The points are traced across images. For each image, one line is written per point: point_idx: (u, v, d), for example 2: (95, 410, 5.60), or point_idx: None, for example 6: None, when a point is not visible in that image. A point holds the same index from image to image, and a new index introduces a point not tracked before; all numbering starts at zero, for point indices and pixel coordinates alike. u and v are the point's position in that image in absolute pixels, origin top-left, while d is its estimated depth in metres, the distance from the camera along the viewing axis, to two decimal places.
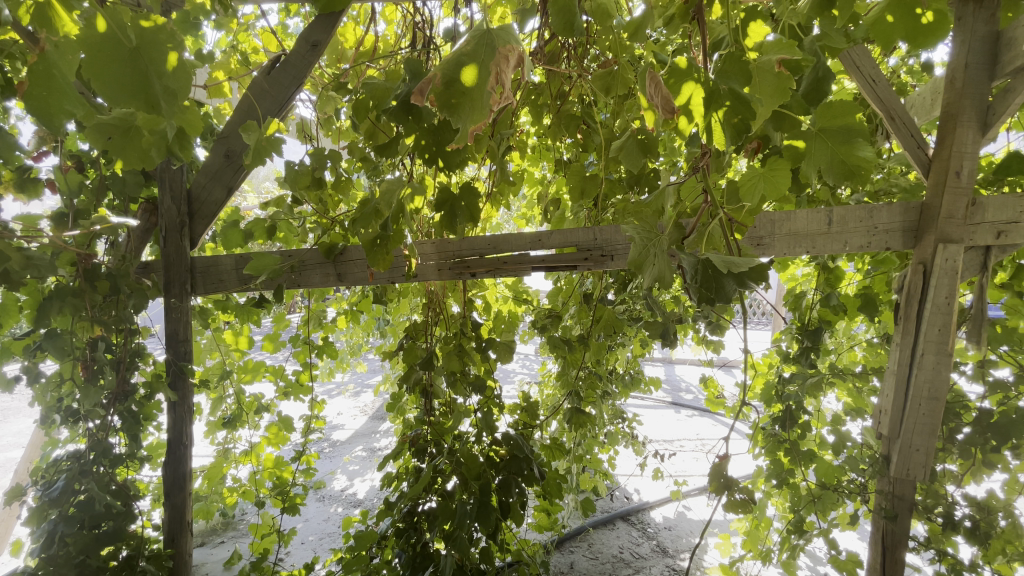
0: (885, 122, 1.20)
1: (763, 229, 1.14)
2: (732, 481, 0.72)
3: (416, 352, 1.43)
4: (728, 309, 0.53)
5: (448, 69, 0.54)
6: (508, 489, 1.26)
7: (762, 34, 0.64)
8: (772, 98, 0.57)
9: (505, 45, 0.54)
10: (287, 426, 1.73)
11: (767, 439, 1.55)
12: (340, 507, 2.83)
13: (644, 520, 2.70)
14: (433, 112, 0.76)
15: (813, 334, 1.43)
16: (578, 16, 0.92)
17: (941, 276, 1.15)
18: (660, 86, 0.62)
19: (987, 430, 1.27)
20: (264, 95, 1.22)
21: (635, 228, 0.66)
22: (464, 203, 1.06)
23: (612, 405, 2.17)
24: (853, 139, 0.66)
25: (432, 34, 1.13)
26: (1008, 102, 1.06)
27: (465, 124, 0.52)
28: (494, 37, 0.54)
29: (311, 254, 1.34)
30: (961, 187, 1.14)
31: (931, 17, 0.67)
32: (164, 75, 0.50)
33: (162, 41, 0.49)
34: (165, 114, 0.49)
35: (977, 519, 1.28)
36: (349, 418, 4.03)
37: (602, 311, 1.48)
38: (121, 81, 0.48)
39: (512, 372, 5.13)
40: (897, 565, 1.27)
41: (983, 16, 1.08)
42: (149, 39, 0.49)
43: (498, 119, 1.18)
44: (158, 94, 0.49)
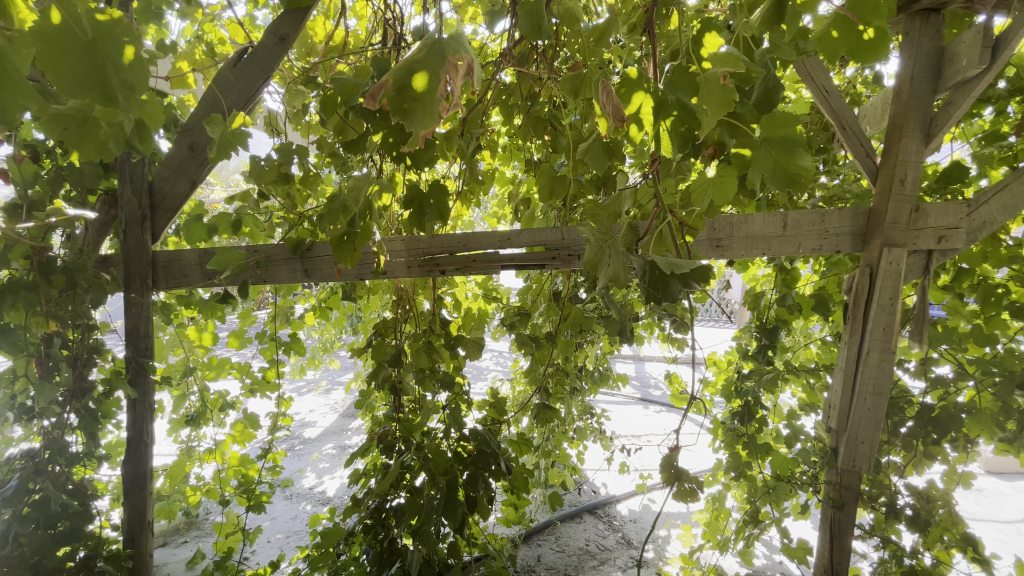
0: (838, 131, 1.26)
1: (721, 231, 1.18)
2: (682, 471, 0.76)
3: (385, 349, 1.42)
4: (674, 308, 0.56)
5: (401, 75, 0.55)
6: (475, 484, 1.28)
7: (716, 47, 0.65)
8: (718, 109, 0.56)
9: (455, 54, 0.56)
10: (253, 424, 1.71)
11: (727, 434, 1.62)
12: (309, 504, 2.80)
13: (611, 513, 2.75)
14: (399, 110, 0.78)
15: (770, 332, 1.50)
16: (546, 20, 0.93)
17: (887, 278, 1.21)
18: (611, 95, 0.61)
19: (928, 423, 1.34)
20: (230, 88, 1.20)
21: (591, 230, 0.69)
22: (433, 200, 1.06)
23: (581, 401, 2.21)
24: (795, 149, 0.69)
25: (402, 32, 1.13)
26: (949, 115, 1.13)
27: (415, 129, 0.53)
28: (445, 46, 0.56)
29: (277, 249, 1.33)
30: (905, 195, 1.20)
31: (872, 32, 0.70)
32: (120, 69, 0.50)
33: (118, 34, 0.49)
34: (121, 108, 0.49)
35: (918, 507, 1.35)
36: (320, 416, 3.99)
37: (569, 309, 1.51)
38: (76, 74, 0.47)
39: (486, 369, 5.16)
40: (843, 552, 1.34)
41: (929, 32, 1.15)
42: (105, 32, 0.49)
43: (468, 119, 1.20)
44: (115, 88, 0.49)
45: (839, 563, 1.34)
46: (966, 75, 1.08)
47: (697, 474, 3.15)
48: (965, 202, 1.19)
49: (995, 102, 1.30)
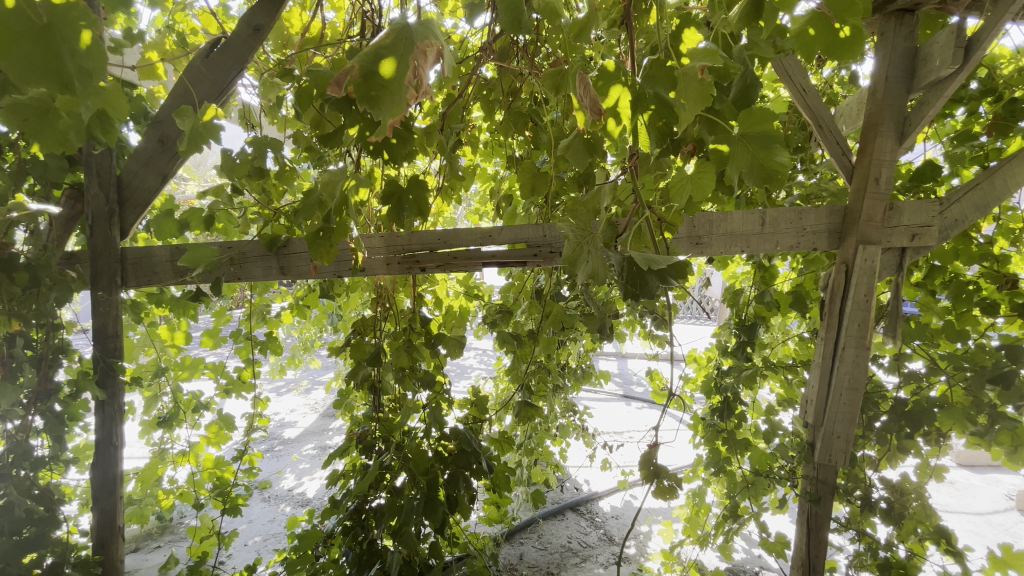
0: (815, 130, 1.27)
1: (701, 229, 1.18)
2: (661, 468, 0.75)
3: (364, 347, 1.40)
4: (652, 304, 0.56)
5: (367, 61, 0.53)
6: (456, 483, 1.26)
7: (695, 41, 0.66)
8: (696, 103, 0.59)
9: (424, 41, 0.54)
10: (228, 426, 1.66)
11: (707, 430, 1.63)
12: (288, 506, 2.76)
13: (593, 510, 2.76)
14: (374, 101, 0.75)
15: (749, 329, 1.52)
16: (526, 14, 0.92)
17: (862, 275, 1.23)
18: (588, 88, 0.63)
19: (902, 417, 1.36)
20: (201, 80, 1.16)
21: (570, 226, 0.68)
22: (412, 196, 1.04)
23: (564, 398, 2.21)
24: (771, 145, 0.69)
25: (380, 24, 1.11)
26: (922, 114, 1.15)
27: (383, 117, 0.51)
28: (414, 32, 0.54)
29: (252, 246, 1.29)
30: (880, 193, 1.22)
31: (847, 31, 0.70)
32: (76, 54, 0.47)
33: (75, 18, 0.47)
34: (79, 96, 0.47)
35: (892, 501, 1.38)
36: (300, 416, 3.93)
37: (551, 307, 1.50)
38: (28, 59, 0.45)
39: (469, 367, 5.14)
40: (820, 545, 1.36)
41: (903, 32, 1.16)
42: (62, 15, 0.46)
43: (448, 114, 1.18)
44: (73, 75, 0.47)
45: (816, 557, 1.36)
46: (939, 75, 1.10)
47: (674, 469, 3.18)
48: (936, 200, 1.21)
49: (967, 103, 1.34)
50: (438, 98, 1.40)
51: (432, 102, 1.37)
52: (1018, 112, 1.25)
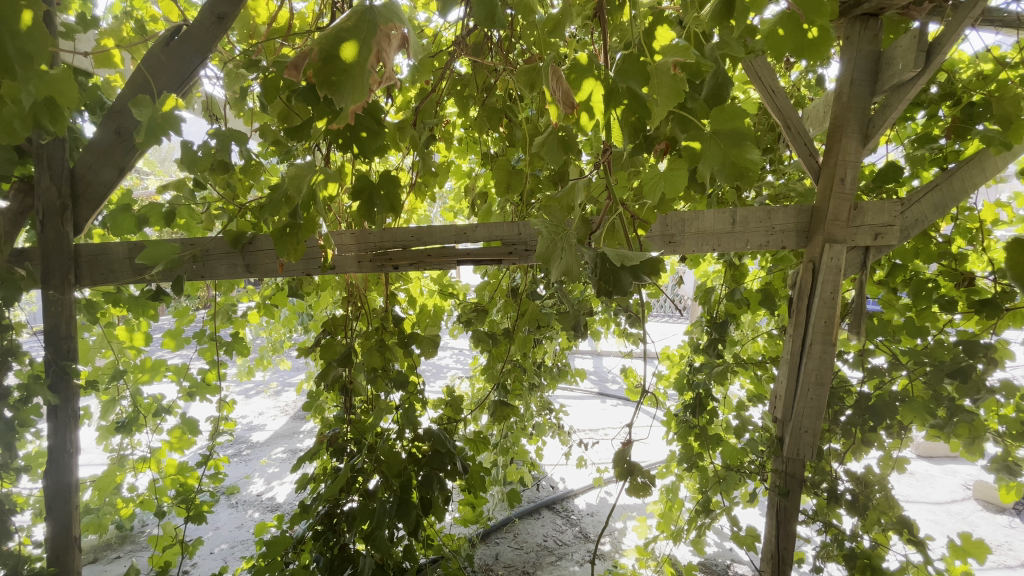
0: (783, 130, 1.30)
1: (673, 227, 1.19)
2: (635, 465, 0.75)
3: (334, 347, 1.36)
4: (625, 302, 0.55)
5: (327, 44, 0.51)
6: (430, 486, 1.22)
7: (668, 39, 0.67)
8: (668, 99, 0.58)
9: (387, 23, 0.53)
10: (191, 430, 1.60)
11: (680, 426, 1.65)
12: (256, 512, 2.68)
13: (568, 508, 2.77)
14: None
15: (720, 326, 1.54)
16: (500, 9, 0.90)
17: (828, 273, 1.26)
18: (561, 81, 0.61)
19: (865, 411, 1.40)
20: (160, 69, 1.09)
21: (543, 222, 0.67)
22: (384, 192, 1.01)
23: (540, 397, 2.21)
24: (743, 143, 0.69)
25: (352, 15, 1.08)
26: (885, 117, 1.18)
27: (345, 103, 0.50)
28: (376, 14, 0.52)
29: (215, 243, 1.24)
30: (845, 193, 1.24)
31: (816, 32, 0.71)
32: (18, 37, 0.57)
33: (15, 2, 0.55)
34: (20, 79, 0.57)
35: (857, 492, 1.40)
36: (270, 419, 3.83)
37: (526, 305, 1.49)
38: None
39: (445, 367, 5.11)
40: (789, 537, 1.39)
41: (868, 36, 1.20)
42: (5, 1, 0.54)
43: (421, 108, 1.17)
44: (14, 60, 0.56)
45: (785, 549, 1.39)
46: (902, 78, 1.13)
47: (646, 468, 3.18)
48: (898, 201, 1.25)
49: (927, 107, 1.40)
50: (411, 92, 1.37)
51: (404, 97, 1.34)
52: (975, 116, 1.29)
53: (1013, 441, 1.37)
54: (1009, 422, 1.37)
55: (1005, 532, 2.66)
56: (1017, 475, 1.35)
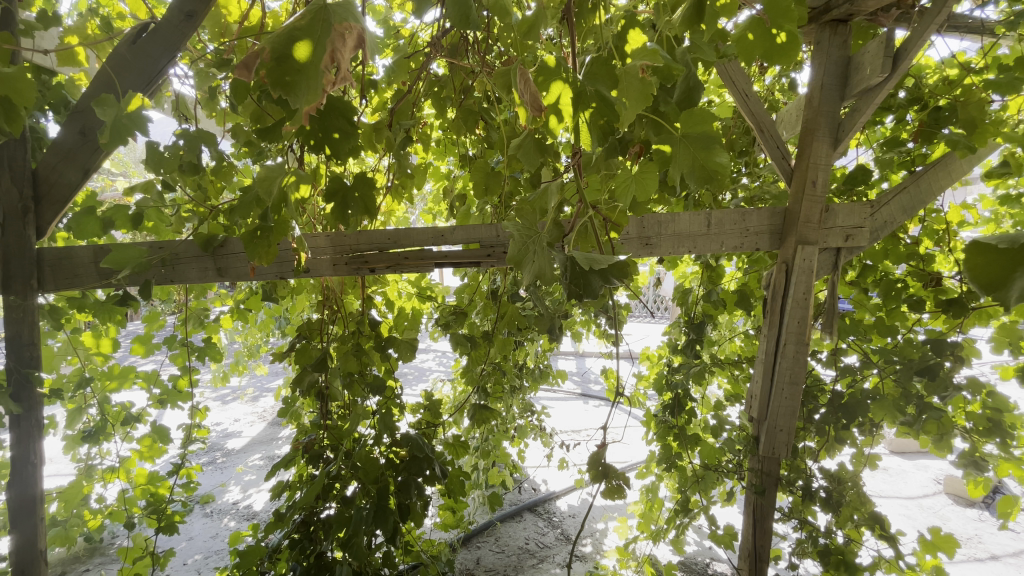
0: (756, 134, 1.32)
1: (649, 229, 1.20)
2: (609, 468, 0.75)
3: (310, 352, 1.33)
4: (594, 304, 0.56)
5: (280, 44, 0.50)
6: (407, 491, 1.21)
7: (640, 43, 0.67)
8: (637, 103, 0.58)
9: (341, 22, 0.51)
10: (162, 438, 1.56)
11: (660, 426, 1.66)
12: (232, 521, 2.63)
13: (550, 510, 2.77)
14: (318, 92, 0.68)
15: (697, 327, 1.56)
16: (474, 11, 0.89)
17: (801, 274, 1.28)
18: (529, 83, 0.63)
19: (838, 409, 1.43)
20: (126, 68, 1.04)
21: (515, 225, 0.66)
22: (358, 194, 0.98)
23: (521, 399, 2.21)
24: (712, 146, 0.68)
25: None
26: (854, 120, 1.20)
27: (300, 103, 0.49)
28: (331, 13, 0.51)
29: (185, 246, 1.21)
30: (817, 195, 1.26)
31: (784, 37, 0.72)
32: None
33: None
34: None
35: (831, 489, 1.42)
36: (246, 425, 3.75)
37: (506, 308, 1.48)
38: None
39: (427, 370, 5.08)
40: (765, 535, 1.40)
41: (837, 41, 1.22)
42: None
43: (396, 110, 1.16)
44: None
45: (761, 546, 1.41)
46: (870, 83, 1.15)
47: (623, 470, 3.17)
48: (868, 202, 1.28)
49: (896, 111, 1.43)
50: (387, 93, 1.35)
51: (380, 97, 1.33)
52: (941, 120, 1.33)
53: (980, 437, 1.40)
54: (976, 418, 1.40)
55: (974, 525, 2.74)
56: (984, 470, 1.39)
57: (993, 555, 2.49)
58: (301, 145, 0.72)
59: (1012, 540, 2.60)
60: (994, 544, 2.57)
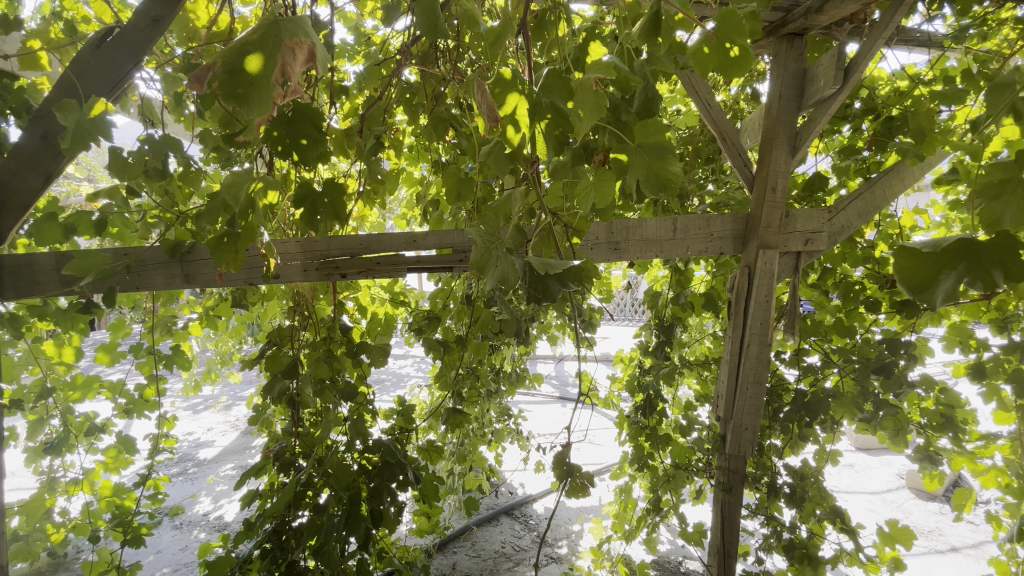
0: (719, 142, 1.36)
1: (618, 234, 1.23)
2: (574, 466, 0.77)
3: (281, 358, 1.32)
4: (552, 307, 0.61)
5: (231, 57, 0.52)
6: (380, 497, 1.21)
7: (599, 55, 0.72)
8: (591, 115, 0.60)
9: (292, 38, 0.54)
10: (128, 449, 1.52)
11: (632, 427, 1.69)
12: (202, 532, 2.57)
13: (527, 513, 2.79)
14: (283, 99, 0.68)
15: (667, 329, 1.61)
16: (443, 21, 0.90)
17: (762, 277, 1.32)
18: (485, 94, 0.71)
19: (801, 408, 1.48)
20: (89, 72, 0.99)
21: (478, 231, 0.68)
22: (328, 200, 0.97)
23: (498, 403, 2.22)
24: (665, 155, 0.71)
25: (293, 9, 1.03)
26: (810, 129, 1.25)
27: (253, 115, 0.50)
28: (281, 29, 0.54)
29: (151, 252, 1.20)
30: (777, 201, 1.31)
31: (737, 51, 0.75)
32: None
33: None
34: None
35: (794, 485, 1.47)
36: (218, 435, 3.67)
37: (480, 312, 1.48)
38: None
39: (406, 376, 5.04)
40: (733, 532, 1.44)
41: (794, 54, 1.28)
42: None
43: (367, 116, 1.17)
44: None
45: (729, 542, 1.45)
46: (824, 94, 1.20)
47: (595, 472, 3.19)
48: (825, 208, 1.33)
49: (852, 121, 1.50)
50: (359, 99, 1.36)
51: (351, 103, 1.33)
52: (894, 129, 1.39)
53: (934, 432, 1.47)
54: (930, 414, 1.47)
55: (936, 517, 2.84)
56: (938, 464, 1.45)
57: (952, 547, 2.59)
58: (269, 151, 0.71)
59: (970, 532, 2.71)
60: (954, 536, 2.68)
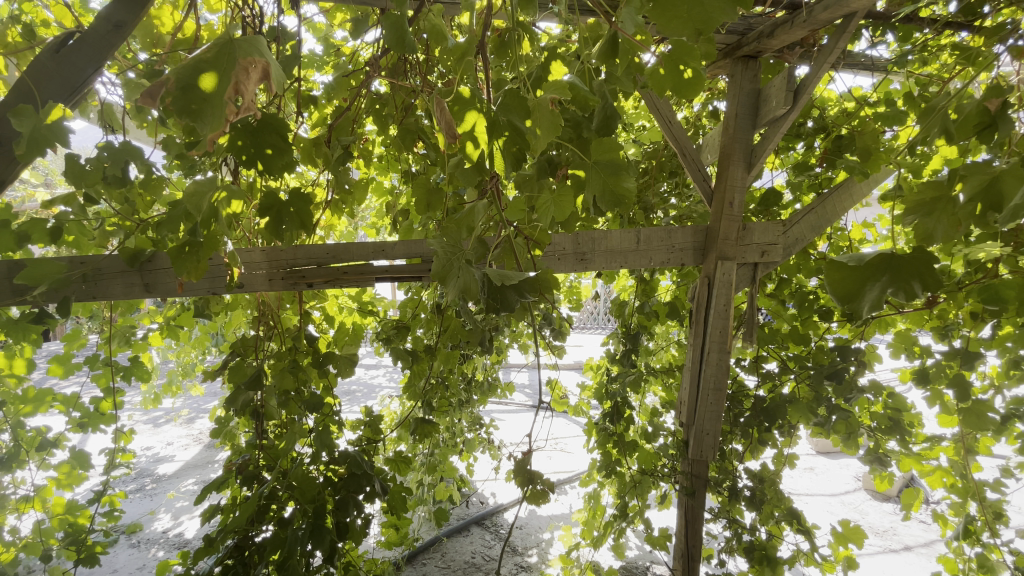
0: (680, 158, 1.41)
1: (584, 245, 1.26)
2: (535, 473, 0.80)
3: (245, 369, 1.30)
4: (511, 316, 0.63)
5: (186, 74, 0.55)
6: (345, 509, 1.19)
7: (560, 74, 0.76)
8: (548, 132, 0.63)
9: (245, 57, 0.57)
10: (83, 464, 1.47)
11: (600, 434, 1.72)
12: (161, 550, 2.49)
13: (498, 522, 2.78)
14: (249, 110, 0.68)
15: (633, 337, 1.65)
16: (410, 36, 0.91)
17: (721, 287, 1.38)
18: (444, 113, 0.80)
19: (761, 413, 1.53)
20: (46, 77, 0.93)
21: (440, 242, 0.71)
22: (294, 209, 0.96)
23: (469, 412, 2.22)
24: (620, 172, 0.75)
25: (260, 19, 1.03)
26: (764, 147, 1.32)
27: (207, 128, 0.54)
28: (235, 48, 0.57)
29: (109, 261, 1.17)
30: (734, 215, 1.37)
31: (691, 73, 0.79)
32: None
33: None
34: None
35: (754, 489, 1.52)
36: (180, 449, 3.54)
37: (449, 322, 1.48)
38: None
39: (378, 387, 4.97)
40: (697, 535, 1.48)
41: (749, 75, 1.34)
42: None
43: (335, 126, 1.17)
44: None
45: (693, 546, 1.48)
46: (776, 113, 1.27)
47: (561, 482, 3.21)
48: (780, 222, 1.40)
49: (805, 138, 1.58)
50: (328, 109, 1.35)
51: (320, 113, 1.33)
52: (843, 147, 1.47)
53: (883, 435, 1.54)
54: (879, 418, 1.54)
55: (891, 518, 2.96)
56: (886, 465, 1.52)
57: (907, 546, 2.70)
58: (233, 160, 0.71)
59: (923, 531, 2.84)
60: (907, 535, 2.79)
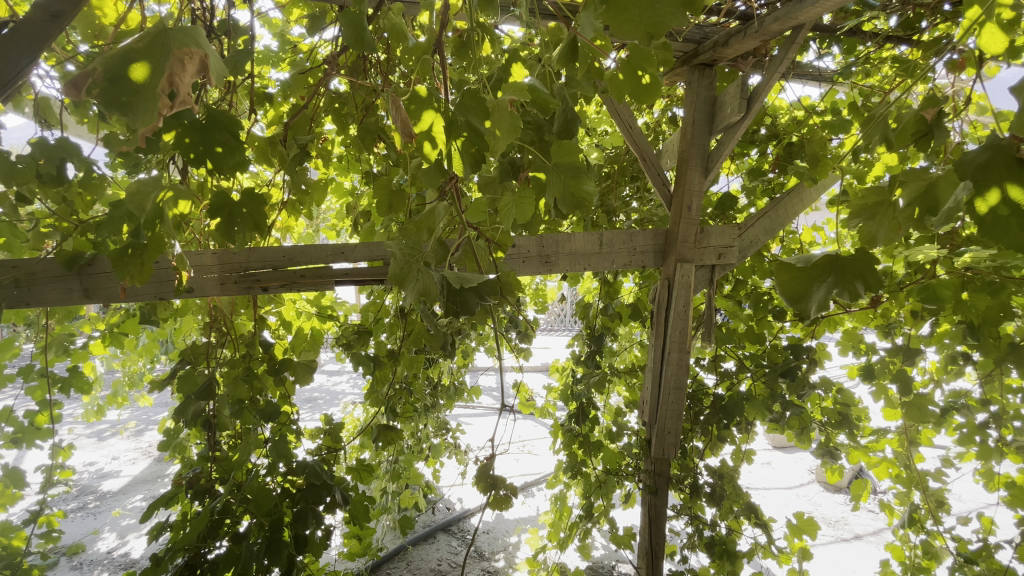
0: (640, 162, 1.44)
1: (548, 247, 1.27)
2: (497, 478, 0.79)
3: (195, 378, 1.24)
4: (471, 319, 0.65)
5: (115, 65, 0.53)
6: (304, 520, 1.15)
7: (521, 77, 0.77)
8: (508, 133, 0.65)
9: (181, 47, 0.55)
10: (16, 483, 1.37)
11: (566, 435, 1.73)
12: (104, 572, 2.35)
13: (464, 528, 2.76)
14: (194, 104, 0.65)
15: (597, 338, 1.67)
16: (370, 33, 0.89)
17: (680, 289, 1.41)
18: (400, 111, 0.81)
19: (720, 411, 1.57)
20: None
21: (397, 244, 0.68)
22: (246, 210, 0.92)
23: (435, 416, 2.20)
24: (579, 175, 0.78)
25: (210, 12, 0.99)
26: (719, 152, 1.36)
27: (139, 122, 0.51)
28: (170, 38, 0.55)
29: (44, 265, 1.10)
30: (692, 218, 1.41)
31: (648, 78, 0.80)
32: None
33: None
34: None
35: (714, 484, 1.56)
36: (126, 464, 3.35)
37: (413, 325, 1.46)
38: None
39: (341, 394, 4.85)
40: (660, 533, 1.51)
41: (705, 82, 1.38)
42: None
43: (291, 125, 1.13)
44: None
45: (657, 543, 1.51)
46: (731, 120, 1.31)
47: (523, 486, 3.18)
48: (735, 225, 1.44)
49: (758, 145, 1.64)
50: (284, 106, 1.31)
51: (276, 111, 1.28)
52: (793, 154, 1.54)
53: (833, 429, 1.61)
54: (830, 413, 1.61)
55: (842, 508, 3.11)
56: (836, 458, 1.59)
57: (856, 535, 2.84)
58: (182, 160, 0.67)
59: (871, 519, 2.99)
60: (857, 524, 2.94)
